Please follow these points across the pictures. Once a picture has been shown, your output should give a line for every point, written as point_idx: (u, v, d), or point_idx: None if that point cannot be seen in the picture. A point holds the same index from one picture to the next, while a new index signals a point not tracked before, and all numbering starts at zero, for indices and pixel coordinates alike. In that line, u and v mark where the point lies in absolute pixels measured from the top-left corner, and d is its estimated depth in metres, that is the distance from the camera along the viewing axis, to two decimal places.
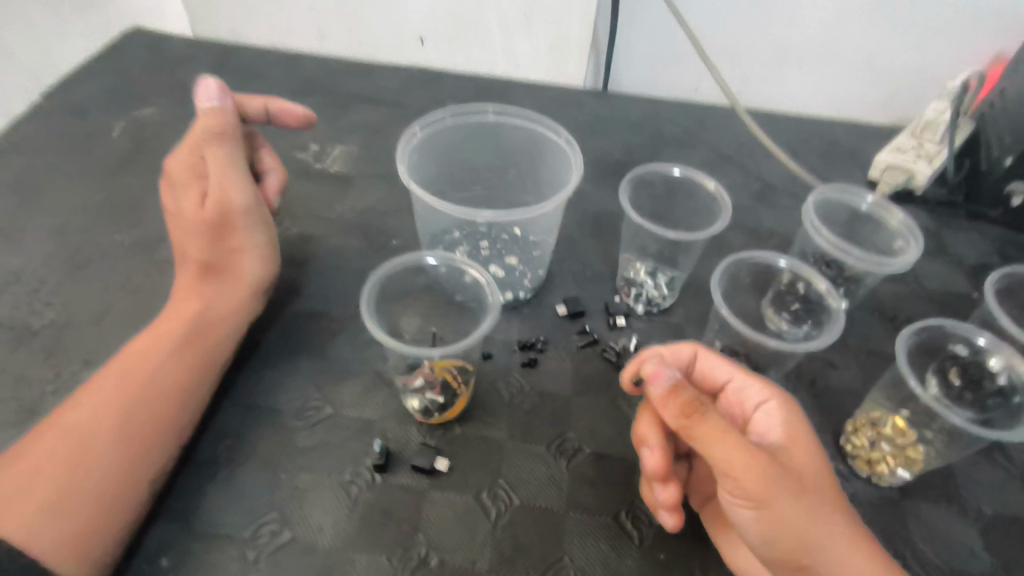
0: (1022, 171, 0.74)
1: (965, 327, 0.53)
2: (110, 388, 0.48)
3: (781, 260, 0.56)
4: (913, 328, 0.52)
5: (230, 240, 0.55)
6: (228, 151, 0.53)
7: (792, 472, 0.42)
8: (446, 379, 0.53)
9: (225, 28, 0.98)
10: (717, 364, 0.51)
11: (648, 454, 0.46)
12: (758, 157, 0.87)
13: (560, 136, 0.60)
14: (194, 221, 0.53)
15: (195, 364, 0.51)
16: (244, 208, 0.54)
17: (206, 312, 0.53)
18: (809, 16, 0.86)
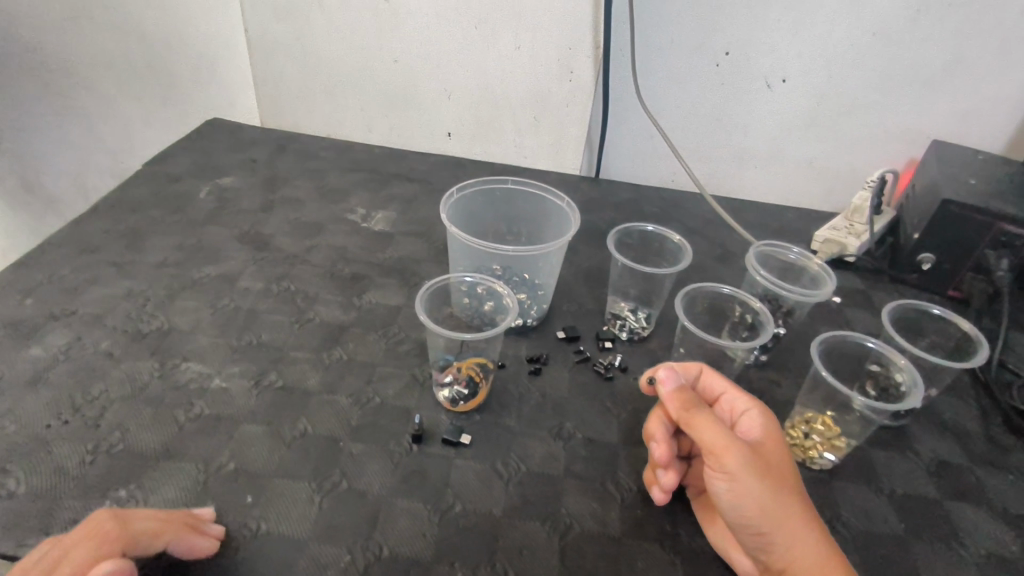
0: (926, 242, 0.92)
1: (860, 338, 0.69)
2: None
3: (727, 289, 0.72)
4: (824, 340, 0.67)
5: None
6: None
7: (766, 461, 0.51)
8: (470, 375, 0.68)
9: (289, 120, 1.22)
10: (715, 379, 0.61)
11: (654, 444, 0.57)
12: (721, 231, 1.07)
13: (562, 200, 0.78)
14: None
15: None
16: None
17: None
18: (757, 126, 1.12)
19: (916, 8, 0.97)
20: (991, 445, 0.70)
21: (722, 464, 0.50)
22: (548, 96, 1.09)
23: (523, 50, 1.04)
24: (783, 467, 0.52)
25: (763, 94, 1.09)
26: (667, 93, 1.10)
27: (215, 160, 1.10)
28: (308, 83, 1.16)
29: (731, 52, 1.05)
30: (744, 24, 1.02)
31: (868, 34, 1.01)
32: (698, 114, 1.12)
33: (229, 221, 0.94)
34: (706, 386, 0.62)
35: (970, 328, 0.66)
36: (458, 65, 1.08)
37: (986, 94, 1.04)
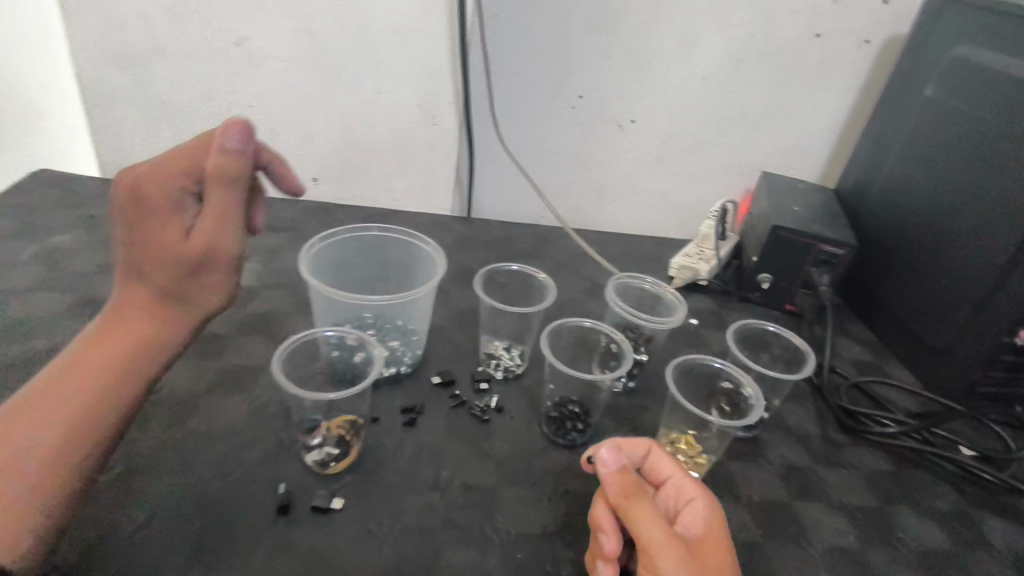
0: (764, 264, 1.01)
1: (709, 359, 0.75)
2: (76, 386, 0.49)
3: (588, 322, 0.75)
4: (678, 362, 0.72)
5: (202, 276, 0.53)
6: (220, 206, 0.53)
7: (703, 563, 0.51)
8: (340, 435, 0.65)
9: (133, 169, 1.13)
10: (662, 464, 0.60)
11: (602, 536, 0.54)
12: (589, 264, 1.12)
13: (428, 245, 0.79)
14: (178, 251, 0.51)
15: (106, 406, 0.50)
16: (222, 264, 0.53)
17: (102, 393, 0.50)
18: (614, 163, 1.20)
19: (737, 57, 1.11)
20: (829, 444, 0.78)
21: (657, 562, 0.50)
22: (413, 140, 1.09)
23: (383, 95, 1.05)
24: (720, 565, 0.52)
25: (615, 134, 1.17)
26: (529, 133, 1.14)
27: (41, 220, 0.98)
28: (153, 131, 1.08)
29: (584, 96, 1.12)
30: (593, 70, 1.10)
31: (702, 79, 1.13)
32: (558, 152, 1.17)
33: (59, 287, 0.84)
34: (653, 469, 0.60)
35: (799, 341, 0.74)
36: (318, 109, 1.06)
37: (799, 132, 1.19)
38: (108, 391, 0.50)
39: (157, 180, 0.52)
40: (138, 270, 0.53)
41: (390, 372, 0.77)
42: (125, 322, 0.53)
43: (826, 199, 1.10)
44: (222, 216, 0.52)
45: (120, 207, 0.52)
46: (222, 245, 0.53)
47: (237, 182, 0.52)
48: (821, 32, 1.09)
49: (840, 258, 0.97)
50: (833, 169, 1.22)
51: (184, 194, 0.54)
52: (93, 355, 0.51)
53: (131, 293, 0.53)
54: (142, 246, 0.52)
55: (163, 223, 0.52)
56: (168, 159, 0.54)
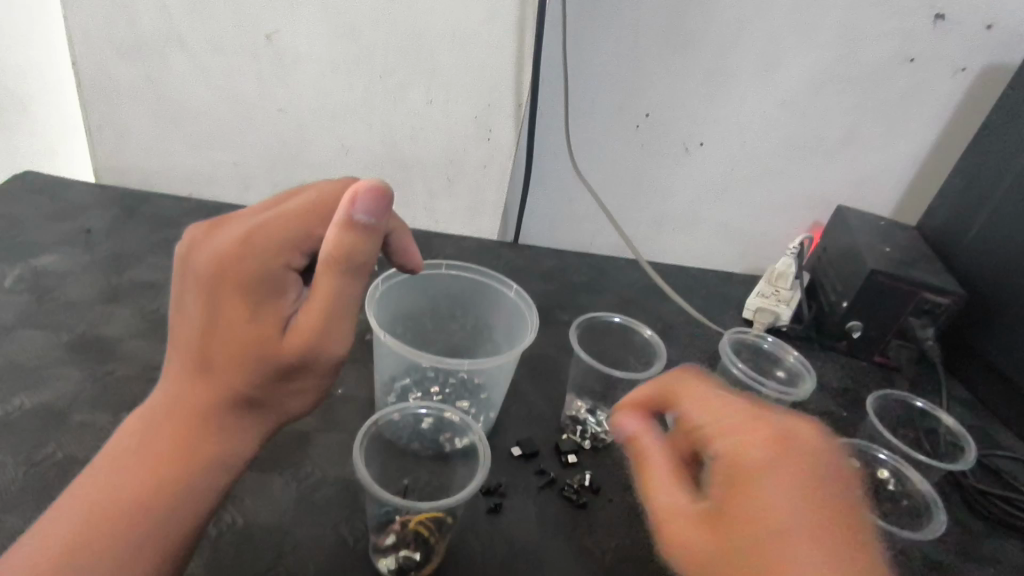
0: (857, 312, 0.90)
1: (870, 447, 0.64)
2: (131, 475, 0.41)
3: (721, 395, 0.65)
4: (829, 446, 0.62)
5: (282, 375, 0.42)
6: (340, 287, 0.42)
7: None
8: (419, 533, 0.51)
9: (134, 176, 0.98)
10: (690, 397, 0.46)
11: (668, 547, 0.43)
12: (655, 302, 1.02)
13: (511, 290, 0.66)
14: (259, 341, 0.41)
15: (163, 509, 0.40)
16: (328, 360, 0.43)
17: (164, 494, 0.40)
18: (677, 191, 1.08)
19: (821, 79, 0.97)
20: (966, 534, 0.67)
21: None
22: (464, 157, 0.97)
23: (436, 104, 0.92)
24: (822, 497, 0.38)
25: (680, 158, 1.04)
26: (588, 152, 1.01)
27: (27, 236, 0.83)
28: (162, 134, 0.93)
29: (651, 114, 0.99)
30: (663, 87, 0.97)
31: (778, 104, 0.99)
32: (618, 174, 1.05)
33: (52, 322, 0.69)
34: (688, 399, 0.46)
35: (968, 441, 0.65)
36: (356, 117, 0.93)
37: (883, 161, 1.06)
38: (169, 520, 0.40)
39: (259, 260, 0.42)
40: (206, 366, 0.42)
41: None
42: (188, 429, 0.42)
43: (914, 239, 1.00)
44: (343, 307, 0.42)
45: (202, 288, 0.42)
46: (327, 347, 0.42)
47: (363, 273, 0.43)
48: (915, 56, 0.96)
49: (944, 308, 0.87)
50: (912, 208, 1.10)
51: (288, 277, 0.43)
52: (151, 456, 0.41)
53: (192, 388, 0.42)
54: (223, 347, 0.41)
55: (252, 322, 0.41)
56: (256, 230, 0.43)
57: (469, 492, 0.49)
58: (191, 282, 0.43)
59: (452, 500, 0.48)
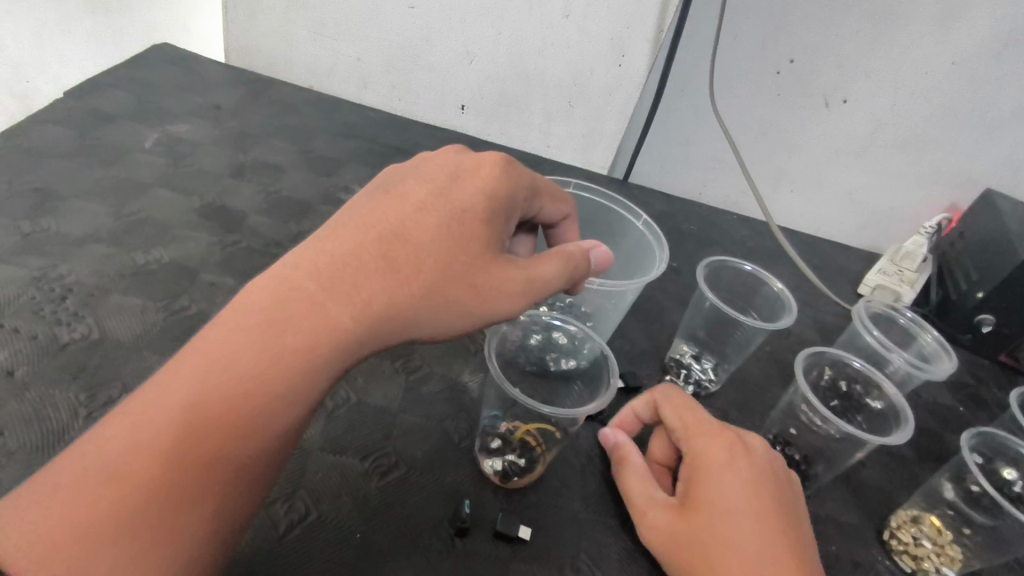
0: (991, 304, 0.83)
1: (1013, 442, 0.59)
2: (272, 321, 0.36)
3: (856, 359, 0.60)
4: (968, 431, 0.57)
5: (463, 299, 0.40)
6: (552, 261, 0.44)
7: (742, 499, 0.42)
8: (526, 441, 0.51)
9: (262, 61, 1.00)
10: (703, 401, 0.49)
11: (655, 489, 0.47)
12: (762, 262, 0.98)
13: (639, 219, 0.64)
14: (470, 254, 0.40)
15: (296, 371, 0.35)
16: (507, 306, 0.42)
17: (295, 356, 0.36)
18: (806, 149, 1.00)
19: (1005, 42, 0.85)
20: None
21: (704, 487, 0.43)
22: (588, 80, 0.92)
23: (572, 19, 0.87)
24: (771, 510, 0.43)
25: (817, 113, 0.96)
26: (719, 95, 0.95)
27: (162, 102, 0.86)
28: (292, 18, 0.93)
29: (797, 61, 0.91)
30: (818, 29, 0.88)
31: (947, 66, 0.89)
32: (747, 120, 0.98)
33: (185, 185, 0.72)
34: None
35: None
36: (486, 23, 0.89)
37: None
38: (294, 386, 0.36)
39: (503, 185, 0.43)
40: (400, 247, 0.39)
41: None
42: (337, 301, 0.37)
43: None
44: (544, 274, 0.43)
45: (436, 182, 0.42)
46: (510, 292, 0.42)
47: (573, 277, 0.46)
48: None
49: None
50: None
51: (511, 214, 0.44)
52: (299, 304, 0.36)
53: (363, 260, 0.38)
54: (430, 240, 0.39)
55: (475, 228, 0.41)
56: (508, 163, 0.45)
57: (602, 404, 0.49)
58: (424, 175, 0.43)
59: (584, 409, 0.47)
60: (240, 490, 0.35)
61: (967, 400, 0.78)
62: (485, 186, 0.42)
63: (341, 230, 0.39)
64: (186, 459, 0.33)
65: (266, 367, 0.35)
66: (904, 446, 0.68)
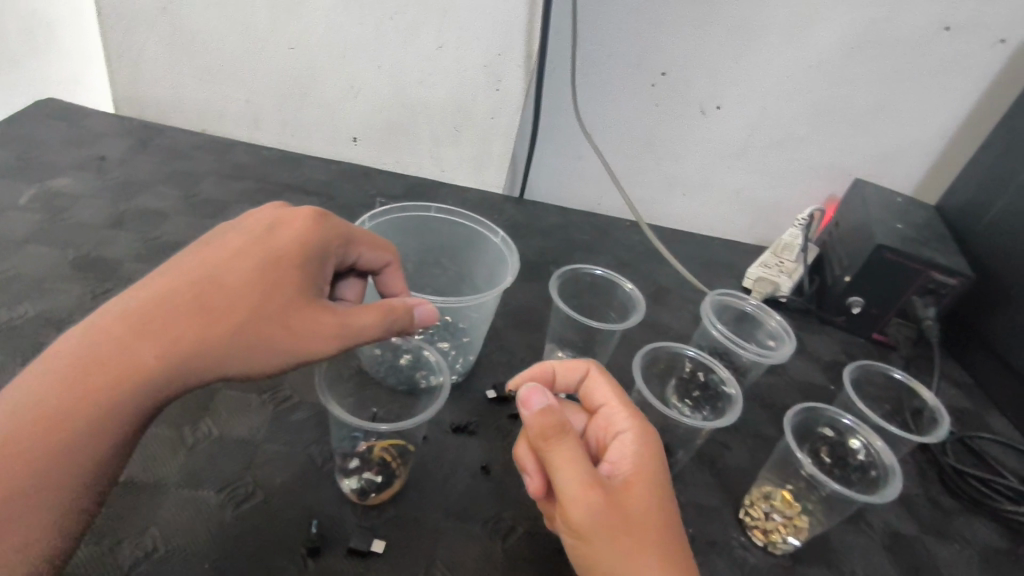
0: (858, 287, 0.89)
1: (835, 412, 0.63)
2: (81, 365, 0.39)
3: (689, 349, 0.66)
4: (797, 406, 0.61)
5: (274, 339, 0.44)
6: (370, 310, 0.48)
7: (626, 509, 0.43)
8: (383, 458, 0.54)
9: (153, 108, 1.01)
10: (598, 390, 0.53)
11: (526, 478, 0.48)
12: (654, 264, 1.02)
13: (496, 236, 0.67)
14: (280, 299, 0.44)
15: (103, 405, 0.39)
16: (322, 348, 0.45)
17: (104, 393, 0.39)
18: (689, 155, 1.05)
19: (851, 44, 0.93)
20: (935, 509, 0.67)
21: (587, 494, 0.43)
22: (470, 106, 0.96)
23: (447, 49, 0.91)
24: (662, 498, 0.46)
25: (695, 120, 1.01)
26: (598, 110, 1.00)
27: (44, 157, 0.87)
28: (177, 65, 0.95)
29: (668, 73, 0.96)
30: (682, 43, 0.93)
31: (808, 66, 0.95)
32: (628, 133, 1.03)
33: (59, 238, 0.73)
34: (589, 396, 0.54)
35: (932, 400, 0.65)
36: (366, 58, 0.93)
37: (908, 136, 1.02)
38: (103, 420, 0.39)
39: (316, 234, 0.49)
40: (210, 295, 0.43)
41: None
42: (146, 340, 0.40)
43: (931, 217, 0.95)
44: (359, 323, 0.48)
45: (251, 234, 0.47)
46: (322, 333, 0.45)
47: (392, 328, 0.50)
48: (951, 24, 0.90)
49: (950, 288, 0.84)
50: (931, 186, 1.06)
51: (328, 260, 0.50)
52: (109, 348, 0.40)
53: (174, 304, 0.42)
54: (240, 286, 0.44)
55: (284, 272, 0.45)
56: (321, 216, 0.51)
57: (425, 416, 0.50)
58: (243, 230, 0.48)
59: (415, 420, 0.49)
60: (54, 521, 0.38)
61: (837, 377, 0.83)
62: (298, 238, 0.48)
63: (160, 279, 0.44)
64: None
65: (77, 405, 0.38)
66: (769, 426, 0.72)
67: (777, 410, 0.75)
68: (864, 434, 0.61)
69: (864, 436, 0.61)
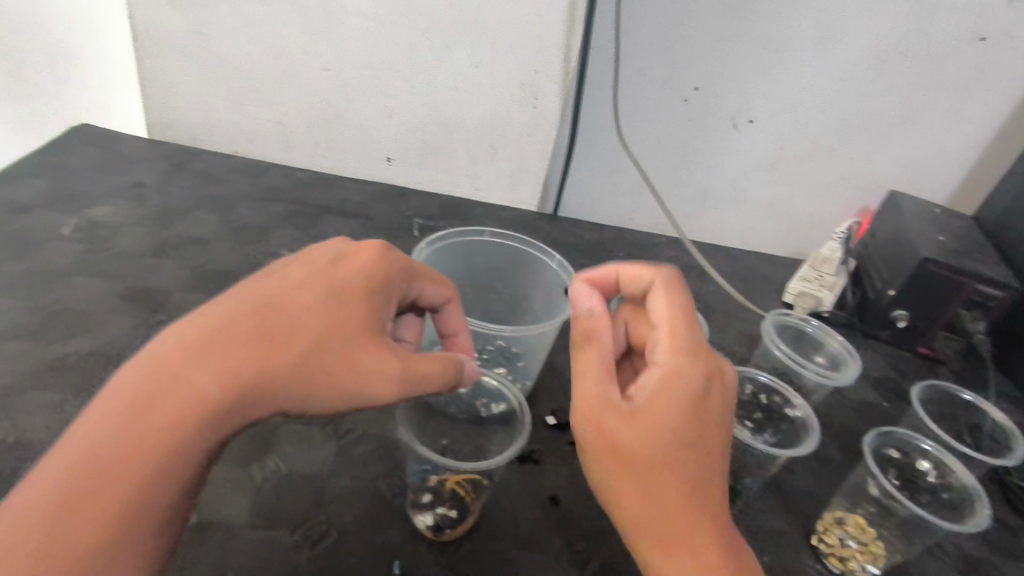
0: (903, 301, 0.88)
1: (915, 438, 0.62)
2: (137, 405, 0.37)
3: (762, 374, 0.65)
4: (869, 435, 0.60)
5: (336, 383, 0.41)
6: (435, 358, 0.46)
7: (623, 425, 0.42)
8: (456, 492, 0.52)
9: (184, 133, 1.01)
10: (656, 305, 0.48)
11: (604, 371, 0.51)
12: (692, 280, 1.02)
13: (552, 260, 0.66)
14: (343, 341, 0.42)
15: (162, 448, 0.37)
16: (384, 394, 0.43)
17: (163, 434, 0.37)
18: (722, 170, 1.05)
19: (884, 56, 0.93)
20: (1006, 529, 0.65)
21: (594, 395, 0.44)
22: (505, 124, 0.96)
23: (481, 68, 0.90)
24: (701, 421, 0.43)
25: (728, 134, 1.01)
26: (632, 126, 0.99)
27: (81, 186, 0.86)
28: (209, 89, 0.94)
29: (701, 88, 0.96)
30: (716, 58, 0.93)
31: (839, 80, 0.95)
32: (662, 148, 1.02)
33: (105, 269, 0.72)
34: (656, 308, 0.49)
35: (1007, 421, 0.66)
36: (400, 79, 0.92)
37: (942, 146, 1.01)
38: (163, 465, 0.37)
39: (381, 268, 0.47)
40: (272, 332, 0.41)
41: None
42: (204, 378, 0.38)
43: (970, 227, 0.94)
44: (424, 367, 0.45)
45: (317, 266, 0.45)
46: (385, 377, 0.43)
47: (453, 375, 0.47)
48: (985, 35, 0.90)
49: (998, 301, 0.83)
50: (966, 195, 1.05)
51: (393, 294, 0.47)
52: (166, 388, 0.38)
53: (237, 335, 0.40)
54: (305, 325, 0.41)
55: (350, 311, 0.43)
56: (387, 249, 0.48)
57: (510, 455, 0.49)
58: (308, 261, 0.46)
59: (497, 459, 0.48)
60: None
61: (889, 394, 0.82)
62: (364, 274, 0.45)
63: (220, 310, 0.42)
64: (70, 535, 0.35)
65: (134, 451, 0.36)
66: (829, 448, 0.71)
67: (834, 429, 0.74)
68: (938, 457, 0.61)
69: (939, 459, 0.61)
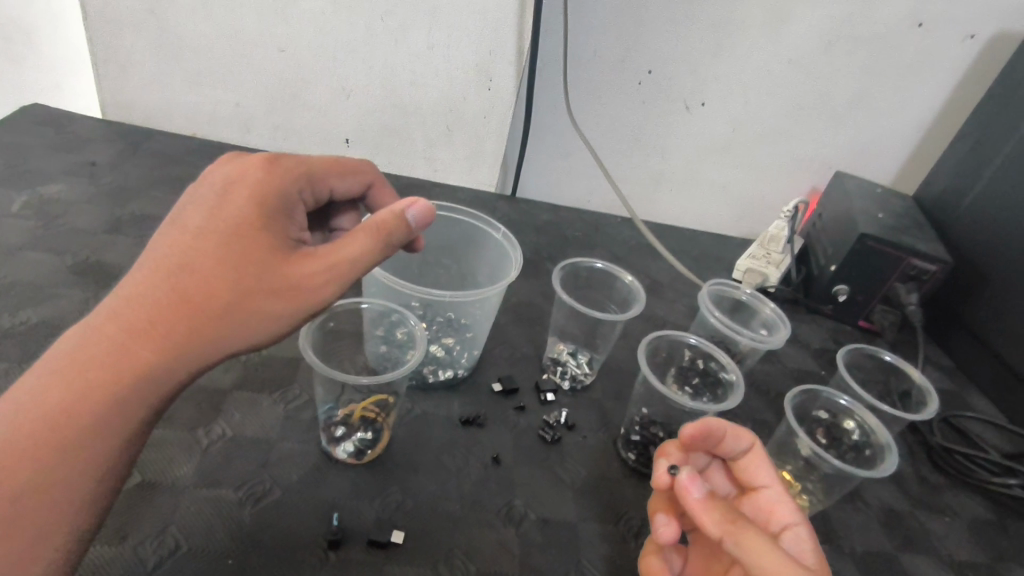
0: (844, 276, 0.91)
1: (833, 394, 0.66)
2: (71, 372, 0.39)
3: (692, 337, 0.67)
4: (794, 391, 0.63)
5: (262, 302, 0.41)
6: (358, 248, 0.45)
7: None
8: (365, 417, 0.58)
9: (140, 114, 1.00)
10: (761, 469, 0.52)
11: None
12: (646, 258, 1.05)
13: (498, 233, 0.69)
14: (256, 264, 0.41)
15: (102, 410, 0.39)
16: (319, 300, 0.44)
17: (99, 398, 0.39)
18: (677, 152, 1.08)
19: (829, 39, 0.96)
20: (926, 486, 0.69)
21: None
22: (462, 106, 0.97)
23: (437, 50, 0.92)
24: None
25: (681, 116, 1.04)
26: (587, 109, 1.02)
27: (34, 164, 0.86)
28: (166, 69, 0.94)
29: (653, 71, 0.98)
30: (667, 42, 0.95)
31: (787, 63, 0.98)
32: (617, 131, 1.05)
33: (57, 244, 0.73)
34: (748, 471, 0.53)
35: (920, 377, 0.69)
36: (357, 60, 0.93)
37: (886, 129, 1.05)
38: (106, 424, 0.39)
39: (269, 184, 0.45)
40: (184, 278, 0.40)
41: (445, 375, 0.67)
42: (137, 342, 0.39)
43: (909, 207, 0.98)
44: (349, 267, 0.45)
45: (207, 204, 0.43)
46: (315, 286, 0.43)
47: (389, 243, 0.47)
48: (924, 20, 0.94)
49: (931, 274, 0.87)
50: (910, 176, 1.09)
51: (292, 203, 0.46)
52: (99, 355, 0.39)
53: (156, 292, 0.40)
54: (211, 263, 0.41)
55: (252, 237, 0.42)
56: (274, 159, 0.47)
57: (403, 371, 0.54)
58: (197, 199, 0.44)
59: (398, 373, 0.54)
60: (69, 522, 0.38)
61: (827, 363, 0.86)
62: (258, 187, 0.44)
63: (135, 274, 0.41)
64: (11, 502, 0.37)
65: (76, 414, 0.38)
66: (765, 412, 0.75)
67: (772, 396, 0.78)
68: (859, 414, 0.64)
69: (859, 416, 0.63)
